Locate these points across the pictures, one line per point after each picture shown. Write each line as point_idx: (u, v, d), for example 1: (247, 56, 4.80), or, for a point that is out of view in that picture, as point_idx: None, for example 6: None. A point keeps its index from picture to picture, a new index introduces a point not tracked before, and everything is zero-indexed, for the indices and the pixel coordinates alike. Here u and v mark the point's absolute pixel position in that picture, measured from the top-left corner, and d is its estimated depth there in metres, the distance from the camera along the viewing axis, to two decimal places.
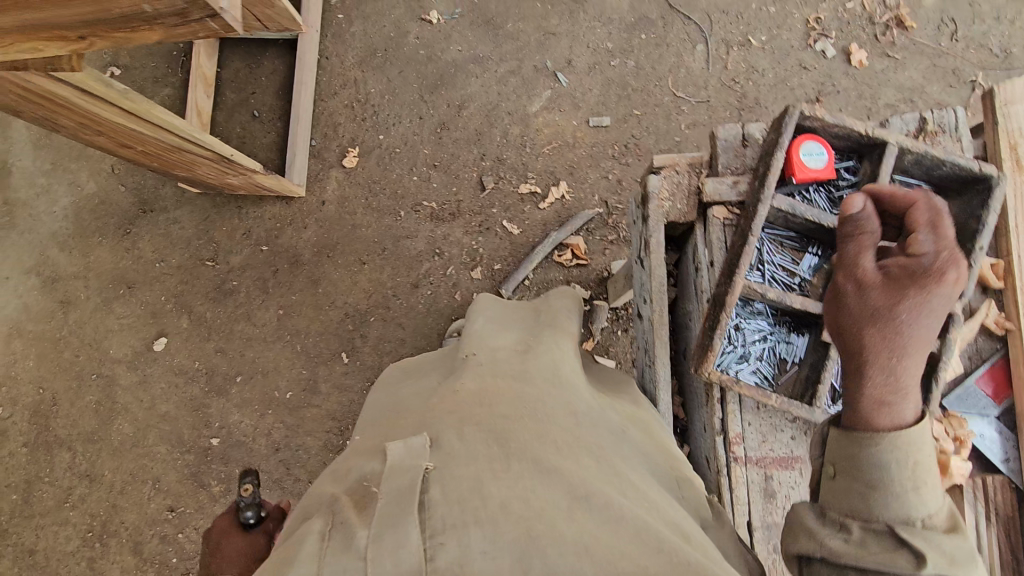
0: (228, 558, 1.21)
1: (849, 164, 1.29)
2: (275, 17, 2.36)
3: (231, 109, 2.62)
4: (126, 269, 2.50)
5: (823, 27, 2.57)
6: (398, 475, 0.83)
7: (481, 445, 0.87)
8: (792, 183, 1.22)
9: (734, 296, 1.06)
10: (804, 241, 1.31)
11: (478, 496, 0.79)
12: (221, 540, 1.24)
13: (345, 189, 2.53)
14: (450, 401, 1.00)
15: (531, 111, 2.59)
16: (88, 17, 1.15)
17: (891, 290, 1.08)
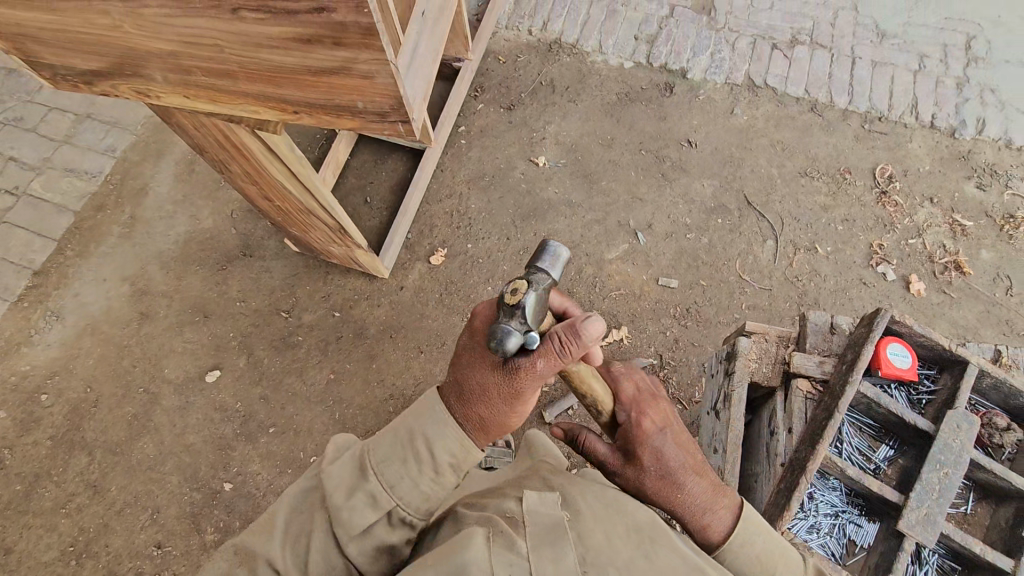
0: (474, 385, 1.10)
1: (929, 372, 1.38)
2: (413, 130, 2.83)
3: (349, 192, 2.99)
4: (208, 300, 2.69)
5: (885, 252, 2.82)
6: (544, 513, 0.94)
7: (606, 506, 1.01)
8: (875, 375, 1.30)
9: (816, 464, 1.11)
10: (883, 434, 1.39)
11: (612, 546, 0.92)
12: (470, 368, 1.11)
13: (425, 281, 2.75)
14: (560, 473, 1.16)
15: (608, 257, 2.84)
16: (312, 102, 1.48)
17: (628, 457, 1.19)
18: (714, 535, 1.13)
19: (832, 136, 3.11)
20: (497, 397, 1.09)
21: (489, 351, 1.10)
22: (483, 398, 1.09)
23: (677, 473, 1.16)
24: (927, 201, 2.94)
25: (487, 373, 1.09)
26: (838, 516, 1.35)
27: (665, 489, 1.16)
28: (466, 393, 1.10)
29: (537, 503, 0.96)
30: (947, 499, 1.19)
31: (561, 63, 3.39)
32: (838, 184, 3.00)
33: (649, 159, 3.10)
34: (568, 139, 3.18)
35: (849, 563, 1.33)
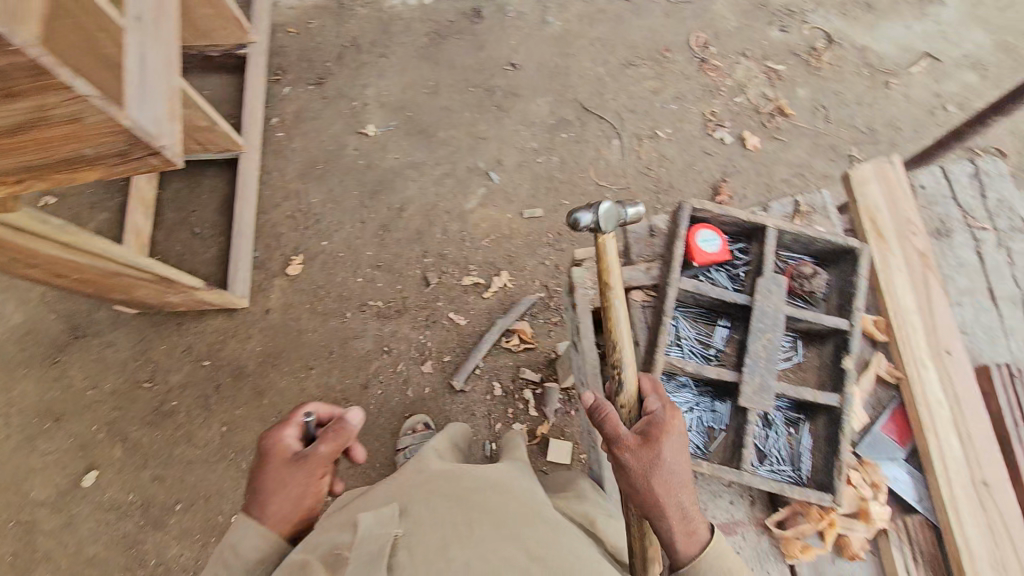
0: (269, 483, 1.12)
1: (741, 246, 1.40)
2: (215, 138, 2.52)
3: (171, 228, 2.65)
4: (53, 400, 2.36)
5: (718, 118, 2.92)
6: (370, 540, 0.86)
7: (450, 510, 0.92)
8: (694, 266, 1.32)
9: (655, 372, 1.14)
10: (714, 315, 1.39)
11: (445, 558, 0.83)
12: (264, 471, 1.13)
13: (289, 296, 2.55)
14: (418, 482, 1.06)
15: (469, 207, 2.74)
16: (31, 162, 1.20)
17: (651, 446, 1.07)
18: (690, 540, 1.05)
19: (643, 19, 3.11)
20: (294, 487, 1.11)
21: (280, 451, 1.16)
22: (277, 496, 1.10)
23: (682, 468, 1.07)
24: (742, 57, 3.05)
25: (276, 474, 1.12)
26: (694, 409, 1.36)
27: (667, 482, 1.06)
28: (259, 497, 1.11)
29: (367, 527, 0.90)
30: (774, 362, 1.23)
31: (358, 17, 3.10)
32: (661, 65, 3.02)
33: (479, 93, 2.96)
34: (392, 97, 2.95)
35: (713, 448, 1.32)
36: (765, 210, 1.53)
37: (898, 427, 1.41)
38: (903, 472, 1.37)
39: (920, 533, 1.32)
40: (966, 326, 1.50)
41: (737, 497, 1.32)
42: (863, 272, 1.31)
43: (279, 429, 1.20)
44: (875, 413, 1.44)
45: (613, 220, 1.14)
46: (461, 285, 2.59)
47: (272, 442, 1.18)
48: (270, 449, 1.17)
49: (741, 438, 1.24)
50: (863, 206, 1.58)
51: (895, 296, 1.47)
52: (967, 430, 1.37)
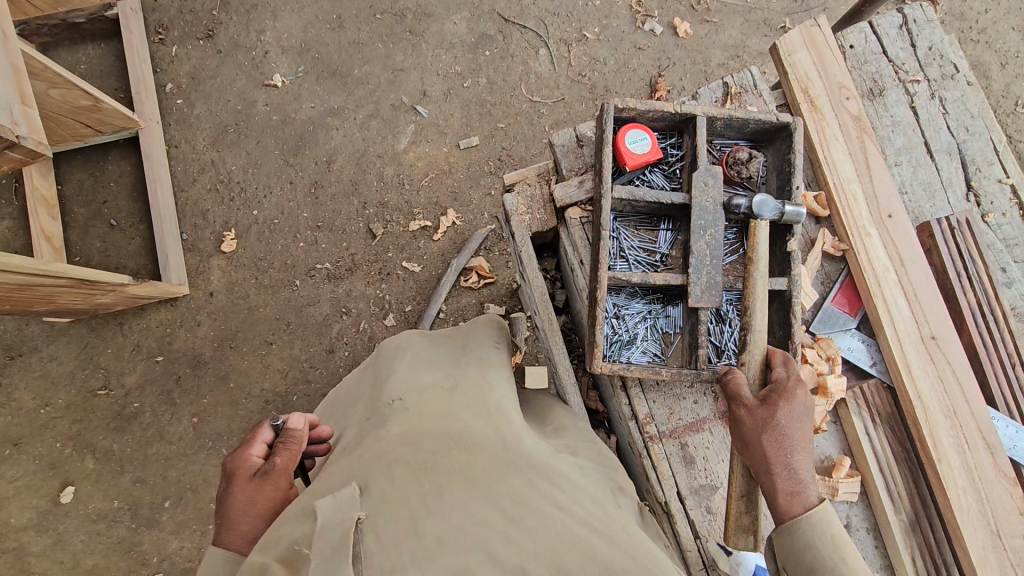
0: (234, 504, 1.07)
1: (673, 141, 1.33)
2: (106, 119, 2.28)
3: (84, 224, 2.44)
4: (6, 426, 2.25)
5: (646, 7, 2.72)
6: (330, 529, 0.80)
7: (414, 481, 0.86)
8: (628, 172, 1.26)
9: (601, 291, 1.11)
10: (654, 220, 1.34)
11: (414, 537, 0.78)
12: (227, 494, 1.08)
13: (231, 274, 2.42)
14: (378, 444, 0.99)
15: (401, 148, 2.58)
16: None
17: (769, 405, 1.14)
18: (794, 502, 1.10)
19: None
20: (264, 503, 1.08)
21: (246, 469, 1.11)
22: (248, 515, 1.06)
23: (799, 432, 1.13)
24: None
25: (243, 495, 1.08)
26: (648, 319, 1.34)
27: (778, 442, 1.12)
28: (227, 520, 1.06)
29: (325, 516, 0.83)
30: (718, 259, 1.22)
31: None
32: None
33: (389, 21, 2.69)
34: (294, 40, 2.67)
35: (670, 354, 1.33)
36: (694, 99, 1.48)
37: (849, 297, 1.44)
38: (855, 340, 1.42)
39: (877, 397, 1.39)
40: (904, 186, 1.50)
41: (700, 396, 1.37)
42: (798, 148, 1.25)
43: (241, 448, 1.15)
44: (824, 289, 1.45)
45: (772, 208, 1.18)
46: (409, 231, 2.48)
47: (236, 461, 1.13)
48: (233, 471, 1.11)
49: (696, 339, 1.24)
50: (795, 78, 1.53)
51: (832, 166, 1.45)
52: (912, 288, 1.40)
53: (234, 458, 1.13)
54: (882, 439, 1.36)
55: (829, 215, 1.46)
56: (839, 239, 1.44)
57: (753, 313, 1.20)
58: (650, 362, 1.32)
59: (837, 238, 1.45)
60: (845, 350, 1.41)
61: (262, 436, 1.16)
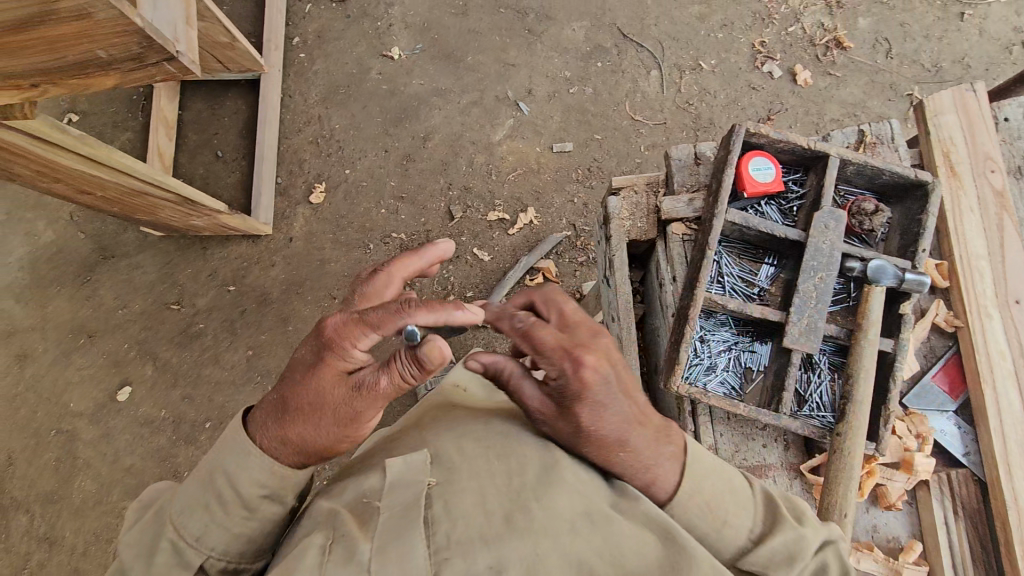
0: (306, 402, 0.92)
1: (796, 177, 1.30)
2: (235, 58, 2.44)
3: (194, 151, 2.61)
4: (85, 318, 2.43)
5: (768, 49, 2.65)
6: (402, 488, 0.89)
7: (482, 459, 0.93)
8: (744, 198, 1.24)
9: (696, 309, 1.08)
10: (759, 251, 1.31)
11: (482, 512, 0.84)
12: (309, 382, 0.91)
13: (312, 224, 2.52)
14: (447, 422, 1.06)
15: (495, 139, 2.61)
16: (44, 64, 1.18)
17: (562, 414, 0.91)
18: (656, 490, 0.96)
19: None
20: (329, 424, 0.92)
21: (338, 360, 0.90)
22: (319, 418, 0.92)
23: (604, 440, 0.91)
24: None
25: (317, 393, 0.91)
26: (732, 349, 1.31)
27: (602, 446, 0.92)
28: (298, 413, 0.93)
29: (396, 473, 0.92)
30: (824, 301, 1.17)
31: None
32: None
33: (510, 17, 2.73)
34: (418, 18, 2.75)
35: (748, 391, 1.29)
36: (825, 139, 1.43)
37: (951, 378, 1.39)
38: (949, 424, 1.37)
39: (964, 487, 1.32)
40: None
41: (770, 441, 1.31)
42: (932, 211, 1.22)
43: (352, 326, 0.89)
44: (926, 362, 1.40)
45: (891, 275, 1.18)
46: (485, 221, 2.52)
47: (337, 335, 0.89)
48: (328, 343, 0.90)
49: (783, 381, 1.21)
50: (937, 141, 1.48)
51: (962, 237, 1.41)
52: None
53: (339, 325, 0.90)
54: (963, 532, 1.27)
55: (947, 287, 1.42)
56: (955, 314, 1.39)
57: (858, 377, 1.18)
58: (726, 393, 1.28)
59: (952, 312, 1.40)
60: (938, 430, 1.36)
61: (376, 324, 0.87)
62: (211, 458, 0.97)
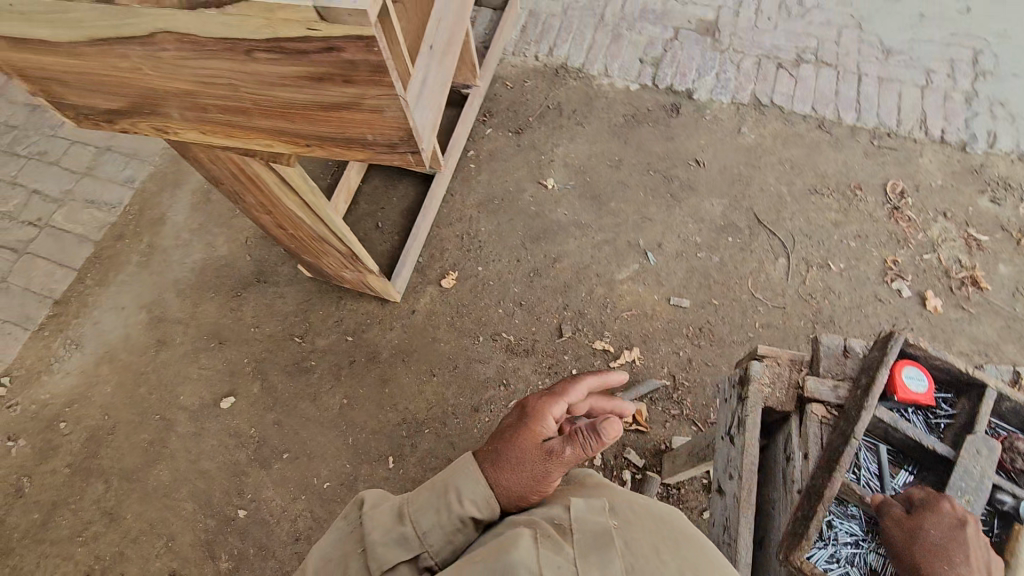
0: (512, 455, 1.24)
1: (946, 397, 1.35)
2: None
3: (360, 216, 3.02)
4: (223, 326, 2.75)
5: (900, 268, 2.73)
6: (594, 517, 1.01)
7: (649, 520, 1.04)
8: (892, 400, 1.29)
9: (833, 492, 1.09)
10: (898, 457, 1.33)
11: (656, 559, 0.95)
12: (513, 439, 1.28)
13: (436, 304, 2.76)
14: (604, 490, 1.19)
15: (618, 278, 2.80)
16: (324, 134, 1.49)
17: (918, 520, 1.12)
18: None
19: (841, 152, 3.02)
20: (529, 472, 1.22)
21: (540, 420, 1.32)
22: (517, 471, 1.22)
23: (951, 557, 1.06)
24: (941, 216, 2.83)
25: (525, 447, 1.26)
26: (858, 546, 1.25)
27: (934, 553, 1.07)
28: (504, 462, 1.24)
29: (581, 510, 1.04)
30: None
31: (569, 86, 3.34)
32: (849, 200, 2.90)
33: (658, 179, 3.03)
34: (577, 160, 3.12)
35: None
36: None
37: None
38: None
39: None
40: None
41: None
42: None
43: (545, 406, 1.36)
44: None
45: None
46: (590, 347, 2.64)
47: (537, 404, 1.38)
48: (530, 415, 1.34)
49: None
50: None
51: None
52: None
53: (538, 399, 1.40)
54: None
55: None
56: None
57: None
58: None
59: None
60: None
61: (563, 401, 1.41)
62: (446, 478, 1.23)
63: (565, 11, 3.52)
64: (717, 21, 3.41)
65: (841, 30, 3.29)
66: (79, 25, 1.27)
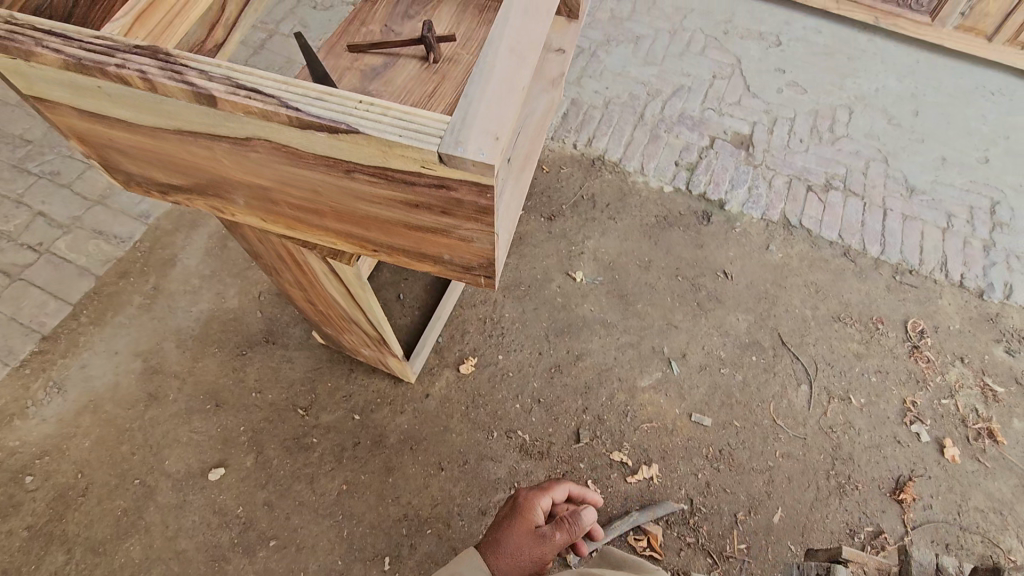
0: (511, 546, 1.50)
1: None
2: None
3: (381, 284, 2.93)
4: (222, 388, 2.59)
5: (918, 410, 2.73)
6: None
7: None
8: None
9: None
10: None
11: None
12: (509, 529, 1.54)
13: (451, 390, 2.65)
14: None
15: (640, 385, 2.73)
16: (398, 244, 1.42)
17: None
18: None
19: (864, 283, 3.06)
20: (529, 554, 1.49)
21: (532, 509, 1.59)
22: (518, 556, 1.48)
23: None
24: (958, 360, 2.87)
25: (520, 533, 1.52)
26: None
27: None
28: (504, 552, 1.49)
29: None
30: None
31: (604, 179, 3.36)
32: (871, 333, 2.92)
33: (685, 286, 3.03)
34: (607, 256, 3.11)
35: None
36: None
37: None
38: None
39: None
40: None
41: None
42: None
43: (532, 496, 1.64)
44: None
45: None
46: (606, 457, 2.55)
47: (527, 493, 1.66)
48: (521, 505, 1.61)
49: None
50: None
51: None
52: None
53: (528, 490, 1.67)
54: None
55: None
56: None
57: None
58: None
59: None
60: None
61: (549, 492, 1.69)
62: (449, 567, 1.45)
63: (606, 104, 3.58)
64: (751, 136, 3.51)
65: (869, 161, 3.40)
66: (168, 115, 1.20)
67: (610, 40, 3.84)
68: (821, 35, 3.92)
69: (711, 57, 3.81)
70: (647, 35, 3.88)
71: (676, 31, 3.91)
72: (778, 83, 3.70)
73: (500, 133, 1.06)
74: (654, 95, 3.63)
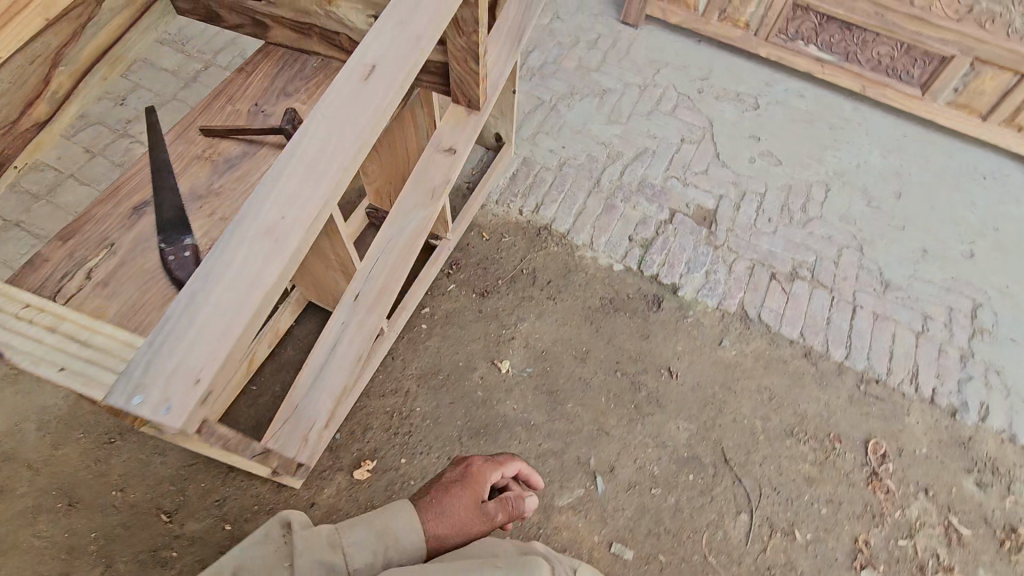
0: (450, 513, 1.58)
1: None
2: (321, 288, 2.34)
3: (284, 363, 2.66)
4: (79, 482, 2.29)
5: (871, 552, 2.40)
6: None
7: None
8: None
9: None
10: None
11: None
12: (454, 496, 1.62)
13: (341, 498, 2.38)
14: None
15: (557, 504, 2.43)
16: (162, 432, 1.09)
17: None
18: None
19: (825, 392, 2.72)
20: (465, 527, 1.59)
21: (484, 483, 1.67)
22: (452, 525, 1.57)
23: None
24: (922, 493, 2.52)
25: (467, 504, 1.60)
26: None
27: None
28: (444, 517, 1.57)
29: None
30: None
31: (549, 251, 3.05)
32: (827, 453, 2.58)
33: (624, 384, 2.71)
34: (540, 343, 2.80)
35: None
36: None
37: None
38: None
39: None
40: None
41: None
42: None
43: (487, 470, 1.72)
44: None
45: None
46: None
47: (479, 466, 1.73)
48: (470, 476, 1.68)
49: None
50: None
51: None
52: None
53: (481, 462, 1.75)
54: None
55: None
56: None
57: None
58: None
59: None
60: None
61: (503, 470, 1.77)
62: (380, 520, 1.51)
63: (560, 166, 3.27)
64: (716, 210, 3.19)
65: (843, 248, 3.07)
66: None
67: (573, 93, 3.54)
68: (804, 100, 3.61)
69: (681, 118, 3.50)
70: (614, 89, 3.58)
71: (647, 86, 3.61)
72: (752, 152, 3.39)
73: (202, 376, 0.75)
74: (615, 158, 3.32)
